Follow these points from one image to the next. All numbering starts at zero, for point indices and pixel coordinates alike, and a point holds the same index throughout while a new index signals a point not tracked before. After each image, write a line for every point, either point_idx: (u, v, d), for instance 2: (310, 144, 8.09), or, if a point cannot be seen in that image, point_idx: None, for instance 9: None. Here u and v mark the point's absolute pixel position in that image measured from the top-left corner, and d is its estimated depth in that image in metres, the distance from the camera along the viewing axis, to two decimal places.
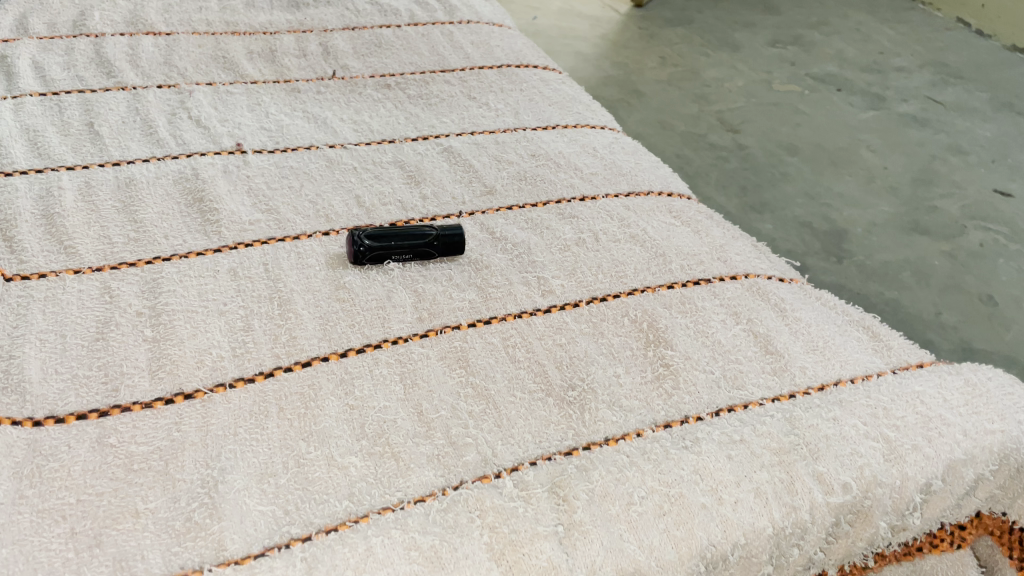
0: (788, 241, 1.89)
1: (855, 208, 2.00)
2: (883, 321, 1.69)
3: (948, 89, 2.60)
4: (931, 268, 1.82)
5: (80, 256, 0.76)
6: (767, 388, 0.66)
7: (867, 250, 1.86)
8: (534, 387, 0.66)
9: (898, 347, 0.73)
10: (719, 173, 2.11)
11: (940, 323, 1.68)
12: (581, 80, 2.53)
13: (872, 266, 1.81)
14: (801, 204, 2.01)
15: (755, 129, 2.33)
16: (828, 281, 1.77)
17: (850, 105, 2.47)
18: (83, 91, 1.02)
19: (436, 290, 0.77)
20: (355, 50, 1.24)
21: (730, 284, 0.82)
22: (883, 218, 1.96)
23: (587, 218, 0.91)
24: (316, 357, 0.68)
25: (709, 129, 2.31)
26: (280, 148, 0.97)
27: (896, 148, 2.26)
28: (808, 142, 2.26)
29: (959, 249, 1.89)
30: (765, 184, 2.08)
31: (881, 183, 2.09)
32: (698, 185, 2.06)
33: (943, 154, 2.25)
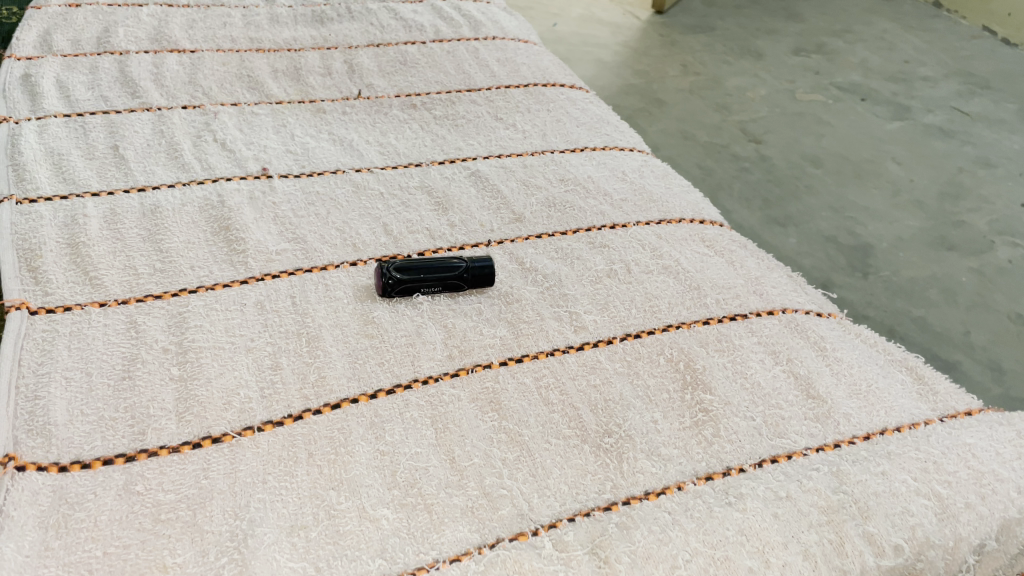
0: (812, 257, 1.85)
1: (881, 221, 1.96)
2: (910, 339, 1.65)
3: (976, 99, 2.56)
4: (958, 287, 1.78)
5: (105, 288, 0.75)
6: (810, 437, 0.64)
7: (893, 266, 1.83)
8: (569, 432, 0.64)
9: (944, 393, 0.71)
10: (742, 186, 2.09)
11: (969, 342, 1.63)
12: (601, 89, 2.51)
13: (898, 283, 1.78)
14: (826, 217, 1.98)
15: (779, 140, 2.30)
16: (852, 298, 1.74)
17: (874, 115, 2.43)
18: (108, 112, 1.01)
19: (466, 325, 0.75)
20: (380, 68, 1.23)
21: (767, 319, 0.80)
22: (909, 233, 1.93)
23: (619, 248, 0.89)
24: (345, 398, 0.66)
25: (732, 139, 2.28)
26: (306, 173, 0.96)
27: (922, 160, 2.23)
28: (833, 154, 2.23)
29: (987, 265, 1.85)
30: (789, 197, 2.05)
31: (907, 197, 2.06)
32: (720, 199, 2.03)
33: (970, 167, 2.21)
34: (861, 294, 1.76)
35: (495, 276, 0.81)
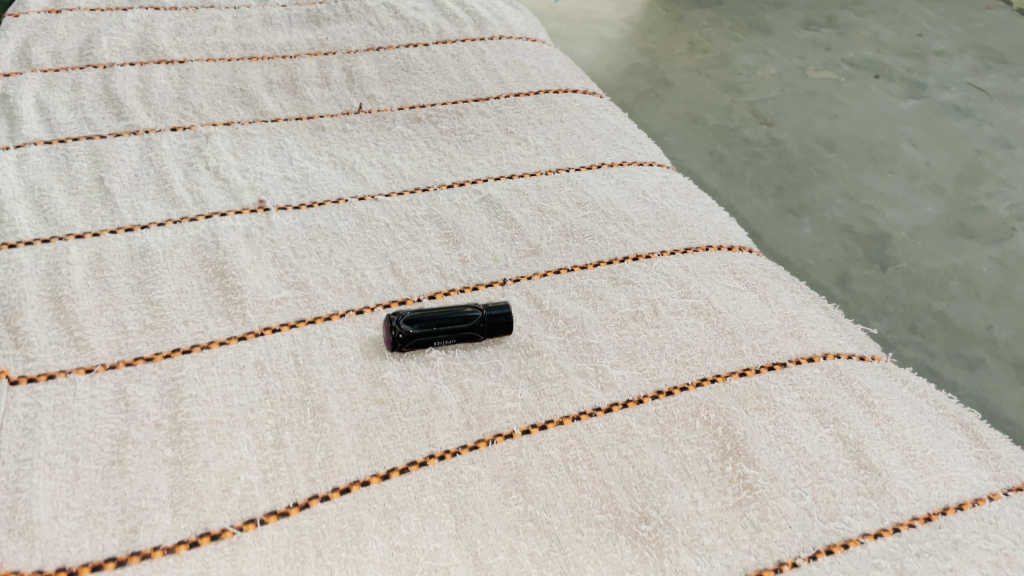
0: (828, 249, 1.67)
1: (898, 209, 1.78)
2: (931, 335, 1.47)
3: (993, 74, 2.45)
4: (980, 278, 1.61)
5: (92, 350, 0.69)
6: (865, 518, 0.59)
7: (911, 257, 1.65)
8: (602, 518, 0.59)
9: (1006, 460, 0.66)
10: (753, 172, 1.91)
11: (992, 338, 1.46)
12: (606, 69, 2.40)
13: (917, 275, 1.60)
14: (841, 204, 1.80)
15: (790, 121, 2.13)
16: (870, 293, 1.55)
17: (888, 93, 2.29)
18: (92, 137, 0.95)
19: (483, 384, 0.69)
20: (381, 76, 1.15)
21: (809, 367, 0.74)
22: (927, 221, 1.76)
23: (644, 284, 0.82)
24: (355, 481, 0.60)
25: (741, 122, 2.12)
26: (306, 203, 0.89)
27: (937, 143, 2.05)
28: (846, 137, 2.05)
29: (1009, 254, 1.67)
30: (802, 182, 1.87)
31: (925, 181, 1.88)
32: (731, 187, 1.85)
33: (987, 149, 2.05)
34: (879, 289, 1.57)
35: (512, 324, 0.75)
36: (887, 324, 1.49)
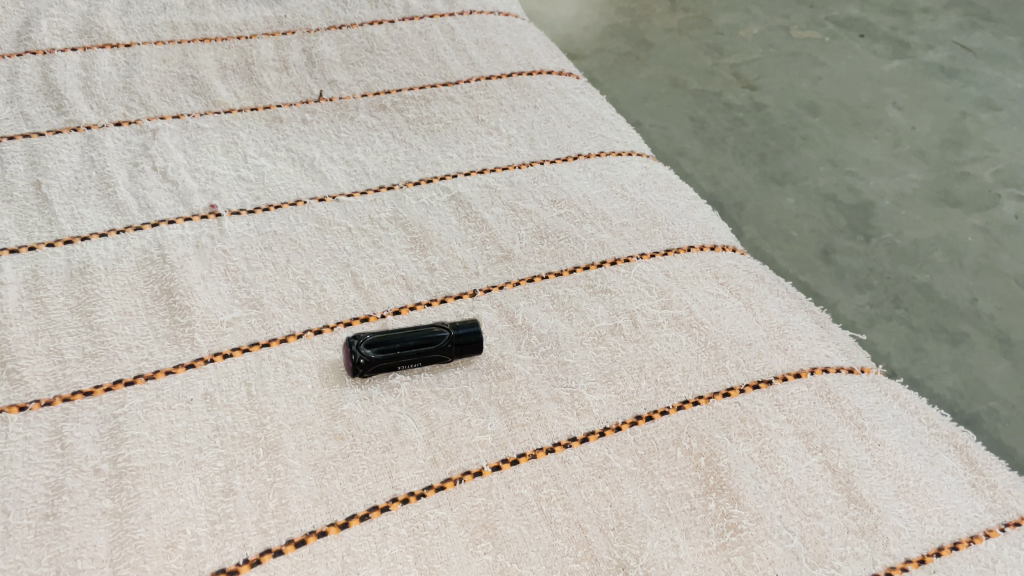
0: (811, 219, 1.53)
1: (881, 175, 1.63)
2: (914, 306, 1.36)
3: (976, 32, 2.15)
4: (964, 247, 1.47)
5: (26, 384, 0.64)
6: (856, 561, 0.56)
7: (895, 225, 1.52)
8: (577, 568, 0.55)
9: (1003, 489, 0.63)
10: (735, 138, 1.74)
11: (976, 312, 1.34)
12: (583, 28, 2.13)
13: (902, 245, 1.47)
14: (825, 170, 1.64)
15: (775, 80, 1.94)
16: (852, 265, 1.43)
17: (872, 54, 2.04)
18: (29, 135, 0.88)
19: (451, 414, 0.65)
20: (343, 58, 1.08)
21: (796, 386, 0.70)
22: (910, 187, 1.60)
23: (622, 293, 0.78)
24: (311, 532, 0.56)
25: (725, 81, 1.93)
26: (261, 207, 0.83)
27: (921, 104, 1.84)
28: (829, 100, 1.86)
29: (993, 222, 1.52)
30: (785, 147, 1.71)
31: (908, 148, 1.71)
32: (712, 155, 1.69)
33: (973, 111, 1.83)
34: (863, 260, 1.45)
35: (482, 343, 0.70)
36: (868, 298, 1.37)
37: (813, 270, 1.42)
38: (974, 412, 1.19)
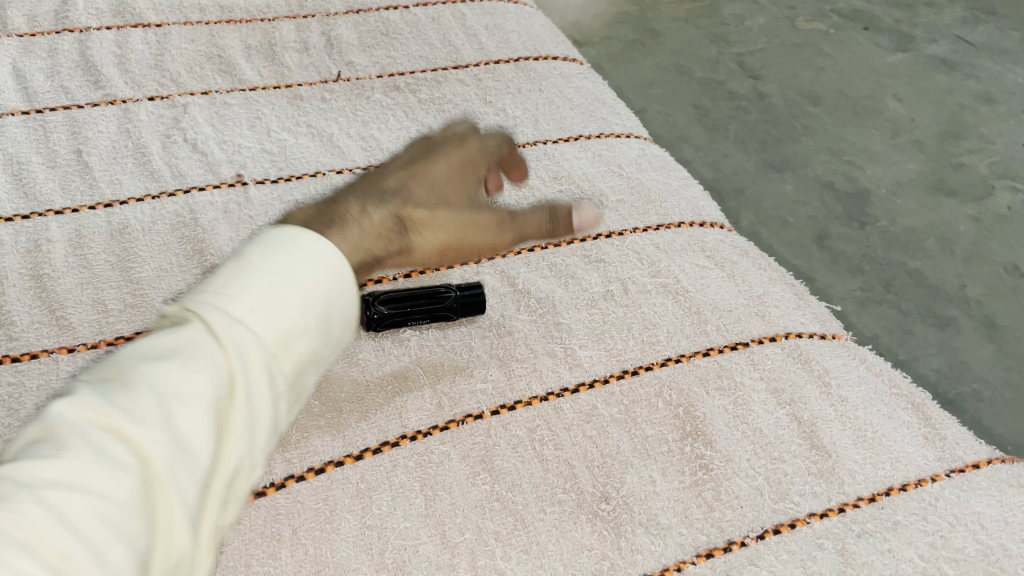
0: (808, 206, 1.57)
1: (878, 164, 1.66)
2: (905, 291, 1.39)
3: (981, 27, 2.14)
4: (956, 235, 1.51)
5: (74, 330, 0.71)
6: (813, 499, 0.63)
7: (891, 214, 1.54)
8: (564, 497, 0.62)
9: (952, 441, 0.69)
10: (738, 126, 1.77)
11: (964, 297, 1.39)
12: (592, 12, 2.13)
13: (896, 233, 1.50)
14: (823, 159, 1.67)
15: (777, 72, 1.94)
16: (847, 250, 1.47)
17: (875, 47, 2.03)
18: (69, 107, 0.95)
19: (456, 365, 0.72)
20: (360, 40, 1.15)
21: (770, 347, 0.77)
22: (908, 176, 1.63)
23: (615, 262, 0.84)
24: (329, 462, 0.63)
25: (728, 73, 1.94)
26: (284, 177, 0.90)
27: (922, 96, 1.86)
28: (829, 91, 1.88)
29: (985, 212, 1.56)
30: (786, 138, 1.74)
31: (906, 138, 1.73)
32: (713, 143, 1.72)
33: (972, 103, 1.85)
34: (857, 246, 1.48)
35: (486, 303, 0.77)
36: (860, 282, 1.41)
37: (807, 255, 1.46)
38: (957, 391, 1.23)
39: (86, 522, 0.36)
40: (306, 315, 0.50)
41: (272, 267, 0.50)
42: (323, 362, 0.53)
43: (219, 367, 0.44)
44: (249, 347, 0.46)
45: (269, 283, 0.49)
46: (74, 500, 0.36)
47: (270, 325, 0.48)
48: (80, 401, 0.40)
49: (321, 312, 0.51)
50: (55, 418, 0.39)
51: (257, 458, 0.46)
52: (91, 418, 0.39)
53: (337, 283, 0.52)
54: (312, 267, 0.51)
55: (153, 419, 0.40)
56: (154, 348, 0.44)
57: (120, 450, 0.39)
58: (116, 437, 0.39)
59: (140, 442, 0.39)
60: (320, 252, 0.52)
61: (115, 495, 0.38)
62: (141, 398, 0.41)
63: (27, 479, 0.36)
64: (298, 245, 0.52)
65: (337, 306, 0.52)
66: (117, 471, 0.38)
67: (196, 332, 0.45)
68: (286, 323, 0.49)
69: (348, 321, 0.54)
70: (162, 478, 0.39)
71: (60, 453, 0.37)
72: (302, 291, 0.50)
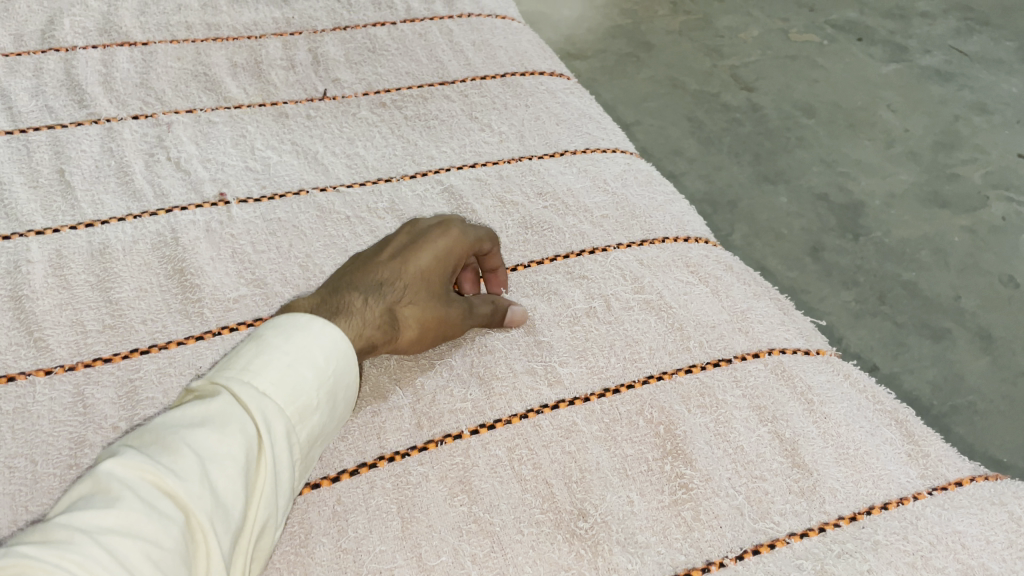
0: (802, 218, 1.54)
1: (872, 176, 1.63)
2: (901, 303, 1.37)
3: (974, 37, 2.13)
4: (950, 247, 1.48)
5: (51, 351, 0.71)
6: (793, 517, 0.63)
7: (885, 225, 1.52)
8: (542, 518, 0.61)
9: (935, 458, 0.69)
10: (732, 138, 1.73)
11: (959, 309, 1.36)
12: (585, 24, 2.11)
13: (890, 244, 1.48)
14: (817, 171, 1.64)
15: (771, 84, 1.91)
16: (842, 263, 1.44)
17: (870, 57, 2.02)
18: (53, 127, 0.95)
19: (436, 384, 0.71)
20: (347, 57, 1.15)
21: (753, 364, 0.76)
22: (902, 188, 1.61)
23: (598, 279, 0.84)
24: (306, 483, 0.63)
25: (721, 85, 1.90)
26: (267, 195, 0.90)
27: (916, 107, 1.84)
28: (824, 102, 1.84)
29: (980, 223, 1.54)
30: (779, 149, 1.70)
31: (900, 149, 1.71)
32: (707, 155, 1.69)
33: (967, 114, 1.84)
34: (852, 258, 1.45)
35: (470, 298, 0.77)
36: (855, 294, 1.38)
37: (802, 268, 1.43)
38: (953, 404, 1.21)
39: (140, 563, 0.39)
40: (319, 391, 0.55)
41: (291, 347, 0.54)
42: (325, 439, 0.57)
43: (249, 432, 0.48)
44: (272, 418, 0.50)
45: (290, 361, 0.53)
46: (131, 546, 0.39)
47: (288, 400, 0.52)
48: (129, 459, 0.43)
49: (330, 392, 0.56)
50: (106, 475, 0.42)
51: (276, 521, 0.50)
52: (140, 476, 0.43)
53: (345, 365, 0.57)
54: (326, 349, 0.56)
55: (196, 477, 0.44)
56: (187, 416, 0.48)
57: (166, 504, 0.42)
58: (164, 493, 0.43)
59: (186, 497, 0.43)
60: (333, 338, 0.57)
61: (164, 543, 0.40)
62: (184, 459, 0.44)
63: (87, 525, 0.39)
64: (310, 328, 0.56)
65: (343, 385, 0.57)
66: (167, 523, 0.41)
67: (225, 402, 0.49)
68: (302, 399, 0.53)
69: (346, 402, 0.59)
70: (204, 532, 0.43)
71: (117, 504, 0.40)
72: (317, 370, 0.55)
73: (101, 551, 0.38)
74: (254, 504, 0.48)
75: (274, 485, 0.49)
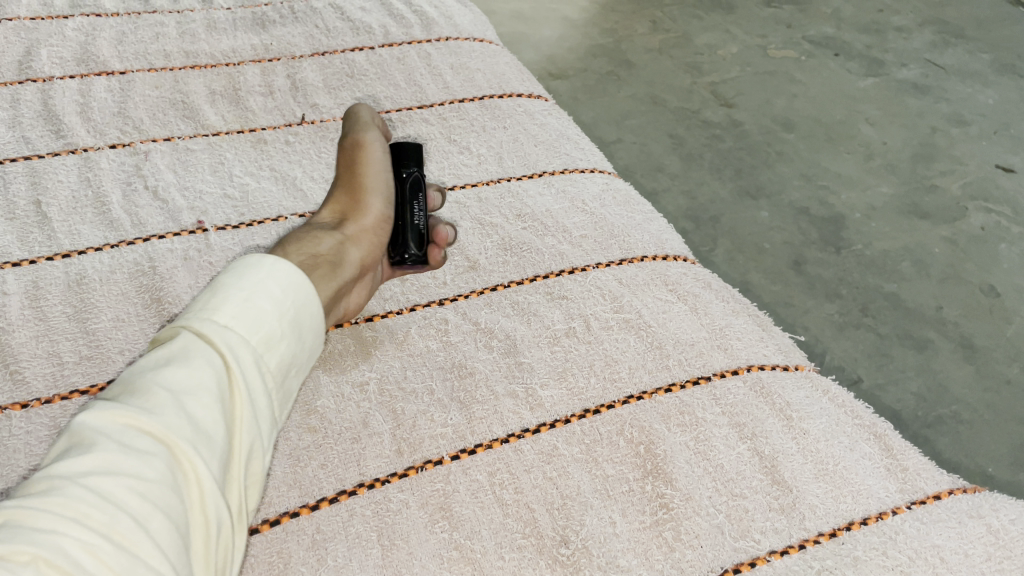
0: (784, 231, 1.54)
1: (853, 189, 1.65)
2: (883, 314, 1.37)
3: (949, 49, 2.16)
4: (931, 257, 1.49)
5: (28, 384, 0.70)
6: (774, 535, 0.63)
7: (866, 238, 1.53)
8: (524, 542, 0.61)
9: (913, 471, 0.70)
10: (712, 153, 1.75)
11: (941, 319, 1.37)
12: (565, 44, 2.13)
13: (871, 255, 1.49)
14: (797, 185, 1.65)
15: (750, 100, 1.92)
16: (824, 276, 1.45)
17: (847, 72, 2.04)
18: (29, 157, 0.95)
19: (416, 409, 0.71)
20: (325, 82, 1.15)
21: (732, 381, 0.77)
22: (882, 200, 1.62)
23: (578, 299, 0.84)
24: (284, 512, 0.62)
25: (701, 101, 1.92)
26: (245, 222, 0.90)
27: (894, 119, 1.86)
28: (804, 116, 1.86)
29: (958, 233, 1.56)
30: (760, 164, 1.71)
31: (879, 162, 1.72)
32: (689, 171, 1.70)
33: (943, 125, 1.86)
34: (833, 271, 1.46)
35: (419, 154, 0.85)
36: (837, 306, 1.39)
37: (784, 281, 1.44)
38: (937, 414, 1.22)
39: (128, 497, 0.41)
40: (280, 319, 0.56)
41: (244, 286, 0.56)
42: (304, 364, 0.59)
43: (216, 365, 0.50)
44: (239, 347, 0.52)
45: (245, 297, 0.55)
46: (113, 480, 0.42)
47: (251, 330, 0.54)
48: (100, 408, 0.45)
49: (295, 318, 0.57)
50: (81, 425, 0.44)
51: (264, 441, 0.52)
52: (114, 419, 0.45)
53: (303, 292, 0.59)
54: (278, 283, 0.57)
55: (168, 410, 0.46)
56: (153, 360, 0.50)
57: (144, 440, 0.44)
58: (140, 430, 0.45)
59: (162, 429, 0.45)
60: (282, 272, 0.58)
61: (148, 475, 0.43)
62: (154, 399, 0.46)
63: (69, 471, 0.41)
64: (259, 266, 0.58)
65: (303, 309, 0.58)
66: (148, 456, 0.44)
67: (187, 342, 0.51)
68: (265, 328, 0.55)
69: (318, 324, 0.61)
70: (187, 456, 0.45)
71: (95, 447, 0.43)
72: (272, 301, 0.56)
73: (85, 492, 0.40)
74: (236, 432, 0.50)
75: (252, 409, 0.51)
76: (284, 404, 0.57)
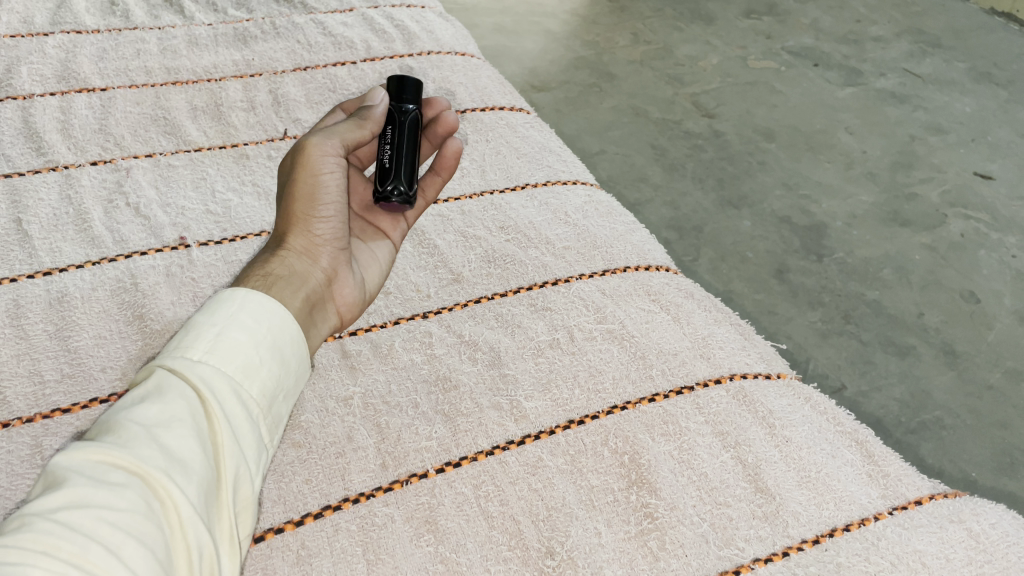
0: (766, 240, 1.56)
1: (833, 198, 1.66)
2: (863, 321, 1.39)
3: (927, 58, 2.19)
4: (912, 263, 1.51)
5: (9, 403, 0.70)
6: (758, 543, 0.63)
7: (847, 245, 1.55)
8: (509, 554, 0.61)
9: (895, 477, 0.71)
10: (694, 163, 1.76)
11: (922, 325, 1.38)
12: (547, 56, 2.14)
13: (852, 263, 1.50)
14: (777, 194, 1.67)
15: (731, 110, 1.94)
16: (806, 283, 1.46)
17: (826, 82, 2.06)
18: (10, 175, 0.94)
19: (401, 422, 0.71)
20: (308, 97, 1.16)
21: (715, 390, 0.77)
22: (862, 208, 1.64)
23: (561, 310, 0.85)
24: (269, 528, 0.62)
25: (682, 112, 1.93)
26: (228, 238, 0.90)
27: (873, 128, 1.88)
28: (784, 126, 1.88)
29: (938, 240, 1.57)
30: (741, 173, 1.73)
31: (859, 170, 1.74)
32: (671, 181, 1.71)
33: (921, 133, 1.88)
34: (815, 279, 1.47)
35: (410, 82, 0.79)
36: (819, 314, 1.40)
37: (767, 289, 1.45)
38: (921, 420, 1.23)
39: (99, 527, 0.40)
40: (258, 349, 0.55)
41: (217, 319, 0.55)
42: (291, 391, 0.58)
43: (191, 397, 0.49)
44: (213, 378, 0.51)
45: (218, 328, 0.54)
46: (84, 514, 0.40)
47: (227, 360, 0.53)
48: (72, 448, 0.44)
49: (274, 345, 0.56)
50: (54, 467, 0.43)
51: (250, 471, 0.51)
52: (87, 457, 0.44)
53: (279, 319, 0.58)
54: (253, 312, 0.57)
55: (141, 444, 0.45)
56: (128, 400, 0.49)
57: (118, 473, 0.43)
58: (114, 465, 0.44)
59: (136, 461, 0.44)
60: (257, 301, 0.57)
61: (122, 504, 0.42)
62: (127, 433, 0.45)
63: (39, 509, 0.40)
64: (233, 299, 0.57)
65: (283, 337, 0.58)
66: (122, 488, 0.42)
67: (160, 379, 0.50)
68: (242, 356, 0.54)
69: (302, 353, 0.60)
70: (163, 487, 0.44)
71: (66, 483, 0.41)
72: (248, 331, 0.55)
73: (54, 524, 0.39)
74: (217, 462, 0.49)
75: (233, 438, 0.50)
76: (273, 432, 0.56)
